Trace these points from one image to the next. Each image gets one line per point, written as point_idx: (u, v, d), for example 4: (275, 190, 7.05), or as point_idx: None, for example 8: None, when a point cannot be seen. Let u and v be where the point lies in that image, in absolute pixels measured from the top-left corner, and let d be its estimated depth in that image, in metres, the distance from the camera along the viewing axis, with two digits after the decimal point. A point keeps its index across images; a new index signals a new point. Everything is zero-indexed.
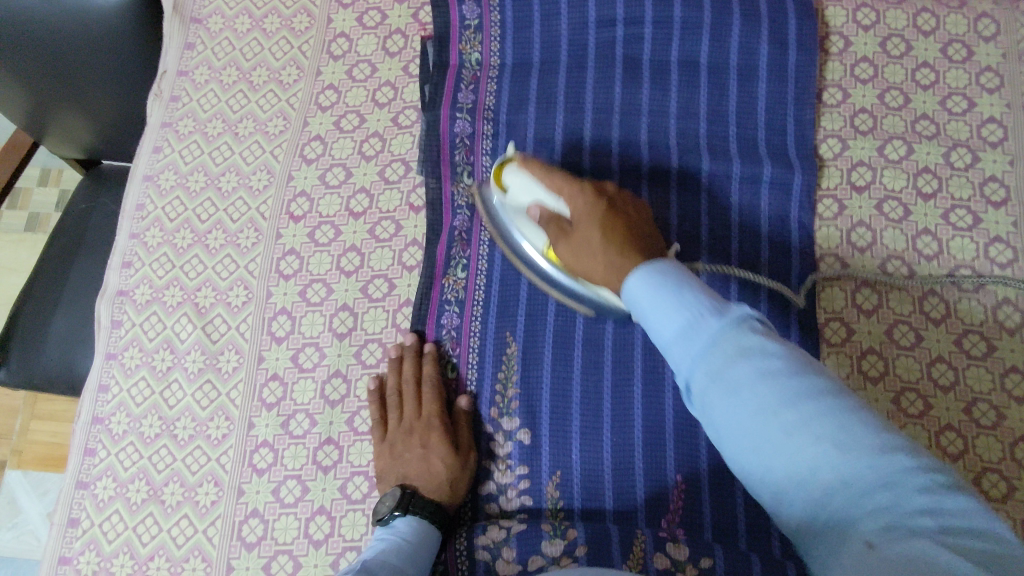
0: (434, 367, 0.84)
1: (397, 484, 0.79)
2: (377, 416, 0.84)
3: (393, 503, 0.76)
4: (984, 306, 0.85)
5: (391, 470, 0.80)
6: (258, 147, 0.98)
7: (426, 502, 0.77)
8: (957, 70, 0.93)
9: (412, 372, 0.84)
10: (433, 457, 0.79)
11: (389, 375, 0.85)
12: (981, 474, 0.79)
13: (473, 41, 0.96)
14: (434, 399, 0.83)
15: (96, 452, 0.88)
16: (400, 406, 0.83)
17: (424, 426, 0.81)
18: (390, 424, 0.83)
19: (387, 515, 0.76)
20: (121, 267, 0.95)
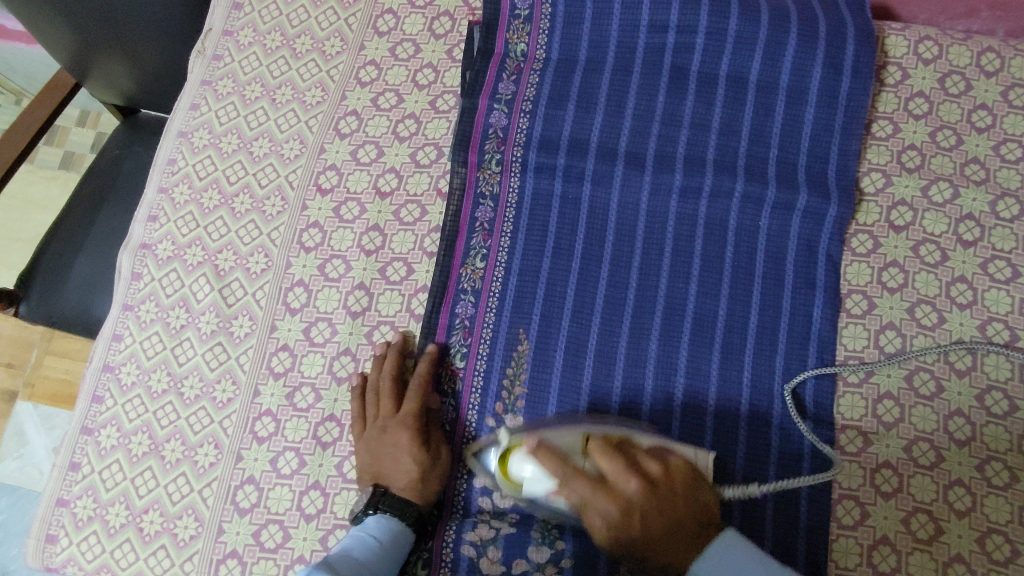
0: (427, 367, 0.84)
1: (372, 483, 0.79)
2: (357, 411, 0.83)
3: (365, 503, 0.78)
4: (1013, 364, 0.82)
5: (367, 466, 0.80)
6: (293, 115, 0.97)
7: (396, 502, 0.77)
8: (1016, 116, 0.90)
9: (392, 369, 0.84)
10: (403, 456, 0.78)
11: (372, 371, 0.85)
12: (987, 534, 0.77)
13: (520, 32, 0.94)
14: (412, 399, 0.82)
15: (103, 400, 0.89)
16: (377, 401, 0.83)
17: (396, 424, 0.80)
18: (367, 419, 0.82)
19: (359, 513, 0.77)
20: (147, 220, 0.95)
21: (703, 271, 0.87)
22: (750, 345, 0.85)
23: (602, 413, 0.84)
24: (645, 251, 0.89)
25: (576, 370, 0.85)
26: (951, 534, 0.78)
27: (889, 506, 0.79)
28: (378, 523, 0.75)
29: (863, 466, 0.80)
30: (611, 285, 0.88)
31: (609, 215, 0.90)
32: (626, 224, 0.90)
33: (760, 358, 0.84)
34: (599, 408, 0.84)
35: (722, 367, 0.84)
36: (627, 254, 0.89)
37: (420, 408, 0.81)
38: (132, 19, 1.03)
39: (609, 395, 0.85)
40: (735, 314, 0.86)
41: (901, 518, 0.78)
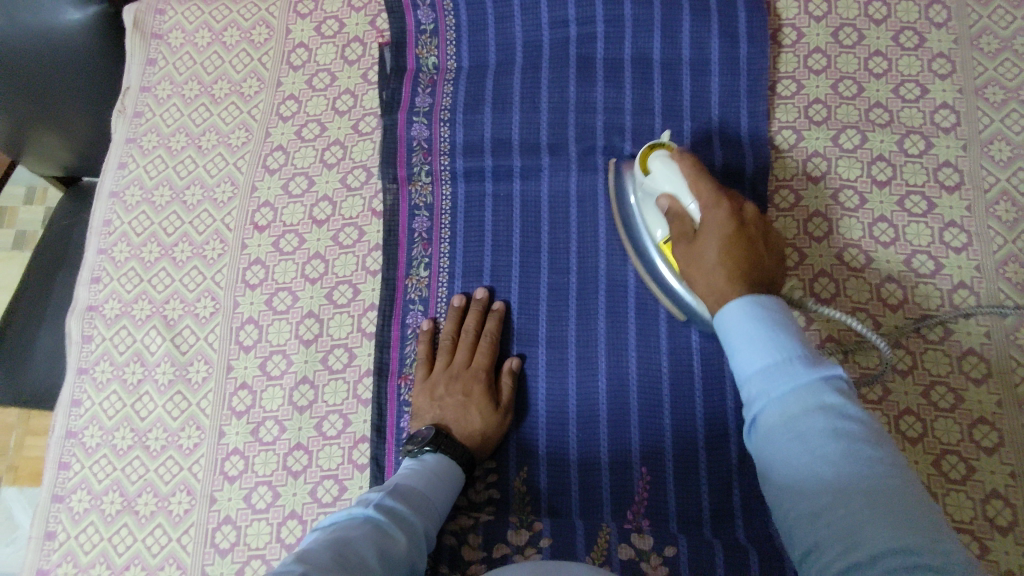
0: (497, 323, 0.87)
1: (432, 423, 0.82)
2: (424, 357, 0.88)
3: (426, 439, 0.79)
4: (941, 291, 0.86)
5: (429, 409, 0.84)
6: (221, 159, 0.99)
7: (456, 445, 0.80)
8: (910, 57, 0.94)
9: (474, 323, 0.87)
10: (472, 408, 0.83)
11: (449, 323, 0.88)
12: (941, 456, 0.81)
13: (429, 46, 0.97)
14: (486, 353, 0.86)
15: (70, 465, 0.89)
16: (451, 352, 0.87)
17: (471, 375, 0.84)
18: (436, 366, 0.87)
19: (417, 448, 0.78)
20: (91, 282, 0.96)
21: None
22: None
23: (561, 401, 0.86)
24: (580, 236, 0.91)
25: (529, 361, 0.88)
26: (908, 461, 0.81)
27: None
28: (439, 460, 0.77)
29: None
30: (552, 273, 0.90)
31: (541, 207, 0.92)
32: (559, 213, 0.92)
33: None
34: (557, 397, 0.87)
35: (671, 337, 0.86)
36: (564, 241, 0.91)
37: (491, 365, 0.86)
38: (65, 89, 1.04)
39: (565, 382, 0.87)
40: None
41: None
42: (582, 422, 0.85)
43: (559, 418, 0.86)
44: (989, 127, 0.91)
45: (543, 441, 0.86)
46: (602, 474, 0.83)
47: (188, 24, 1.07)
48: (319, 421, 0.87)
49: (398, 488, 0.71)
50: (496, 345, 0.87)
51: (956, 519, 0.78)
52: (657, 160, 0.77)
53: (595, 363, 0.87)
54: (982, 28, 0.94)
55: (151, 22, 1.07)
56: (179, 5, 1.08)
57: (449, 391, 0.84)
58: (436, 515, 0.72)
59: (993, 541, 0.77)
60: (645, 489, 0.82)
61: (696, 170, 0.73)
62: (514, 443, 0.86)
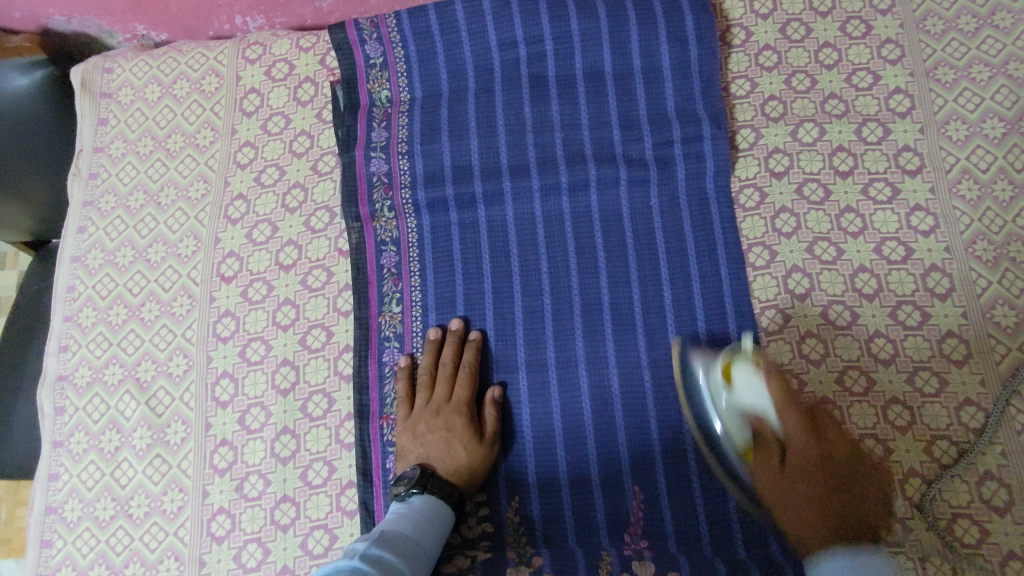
0: (475, 354, 0.86)
1: (418, 463, 0.81)
2: (405, 395, 0.86)
3: (413, 480, 0.78)
4: (914, 276, 0.86)
5: (414, 447, 0.82)
6: (182, 214, 0.97)
7: (443, 482, 0.78)
8: (859, 46, 0.95)
9: (451, 356, 0.86)
10: (456, 443, 0.81)
11: (426, 357, 0.87)
12: (931, 442, 0.80)
13: (380, 80, 0.96)
14: (466, 383, 0.85)
15: (52, 543, 0.87)
16: (431, 387, 0.86)
17: (452, 409, 0.83)
18: (418, 403, 0.85)
19: (404, 491, 0.77)
20: (59, 352, 0.94)
21: (609, 262, 0.89)
22: (670, 321, 0.87)
23: (546, 426, 0.85)
24: (550, 256, 0.90)
25: (511, 388, 0.87)
26: (899, 450, 0.80)
27: None
28: (426, 501, 0.77)
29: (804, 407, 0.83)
30: (525, 296, 0.89)
31: (508, 231, 0.92)
32: (527, 235, 0.91)
33: (684, 331, 0.86)
34: (543, 421, 0.85)
35: (650, 350, 0.86)
36: (534, 262, 0.90)
37: (472, 397, 0.85)
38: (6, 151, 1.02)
39: (549, 406, 0.86)
40: (648, 295, 0.88)
41: None
42: (569, 445, 0.84)
43: (546, 444, 0.85)
44: (944, 108, 0.91)
45: (532, 468, 0.84)
46: (595, 495, 0.82)
47: (137, 80, 1.05)
48: (304, 471, 0.86)
49: (384, 534, 0.71)
50: (476, 375, 0.86)
51: (953, 505, 0.78)
52: (739, 367, 0.78)
53: (577, 383, 0.86)
54: (926, 10, 0.95)
55: (100, 82, 1.05)
56: (126, 61, 1.06)
57: (433, 428, 0.83)
58: (426, 558, 0.72)
59: (992, 524, 0.77)
60: (640, 508, 0.81)
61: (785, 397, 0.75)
62: (504, 472, 0.85)
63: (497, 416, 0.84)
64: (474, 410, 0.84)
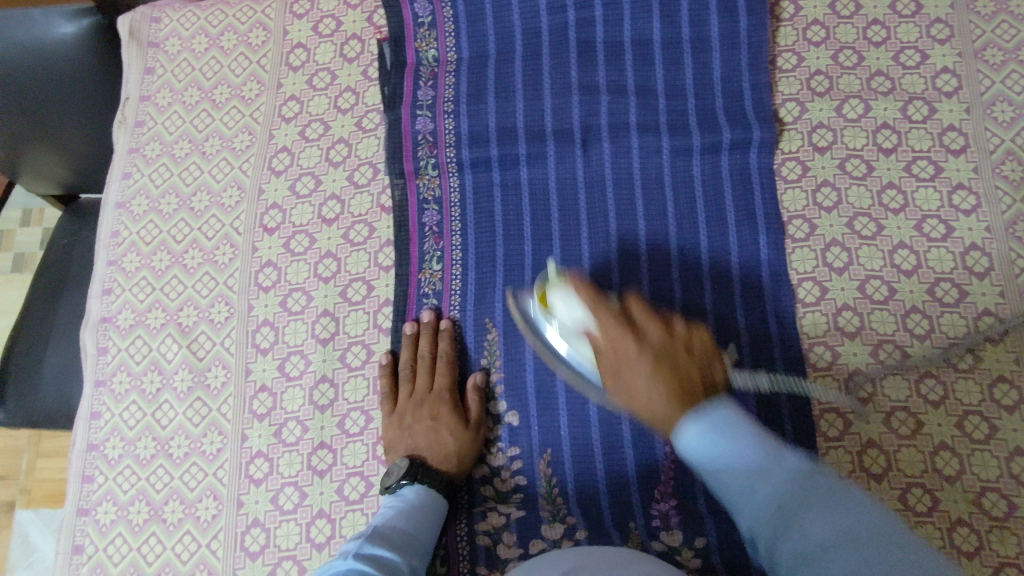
0: (451, 343, 0.88)
1: (406, 455, 0.83)
2: (387, 389, 0.87)
3: (402, 472, 0.80)
4: (953, 254, 0.86)
5: (401, 439, 0.83)
6: (226, 164, 0.99)
7: (434, 470, 0.81)
8: (908, 25, 0.95)
9: (429, 347, 0.87)
10: (442, 431, 0.83)
11: (404, 350, 0.88)
12: (963, 417, 0.81)
13: (428, 39, 0.97)
14: (446, 372, 0.87)
15: (94, 478, 0.89)
16: (412, 379, 0.87)
17: (436, 399, 0.85)
18: (401, 397, 0.86)
19: (394, 483, 0.79)
20: (102, 294, 0.96)
21: (648, 229, 0.90)
22: (708, 288, 0.88)
23: None
24: (590, 221, 0.91)
25: None
26: (930, 424, 0.81)
27: (869, 411, 0.83)
28: (418, 493, 0.79)
29: (837, 378, 0.84)
30: (564, 257, 0.90)
31: (549, 193, 0.93)
32: (568, 197, 0.92)
33: (720, 300, 0.87)
34: None
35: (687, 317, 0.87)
36: (574, 226, 0.91)
37: (453, 383, 0.87)
38: (1, 93, 0.98)
39: None
40: (687, 263, 0.89)
41: (881, 419, 0.82)
42: (602, 402, 0.85)
43: (579, 401, 0.85)
44: (991, 89, 0.91)
45: (564, 422, 0.85)
46: (626, 452, 0.83)
47: (184, 31, 1.06)
48: (341, 419, 0.87)
49: (378, 530, 0.74)
50: (454, 364, 0.88)
51: (982, 479, 0.79)
52: (553, 292, 0.80)
53: None
54: None
55: (147, 31, 1.06)
56: (174, 12, 1.07)
57: (418, 418, 0.84)
58: (422, 549, 0.75)
59: (1020, 498, 0.78)
60: (672, 465, 0.81)
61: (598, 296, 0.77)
62: (535, 428, 0.86)
63: (480, 402, 0.86)
64: (456, 396, 0.86)
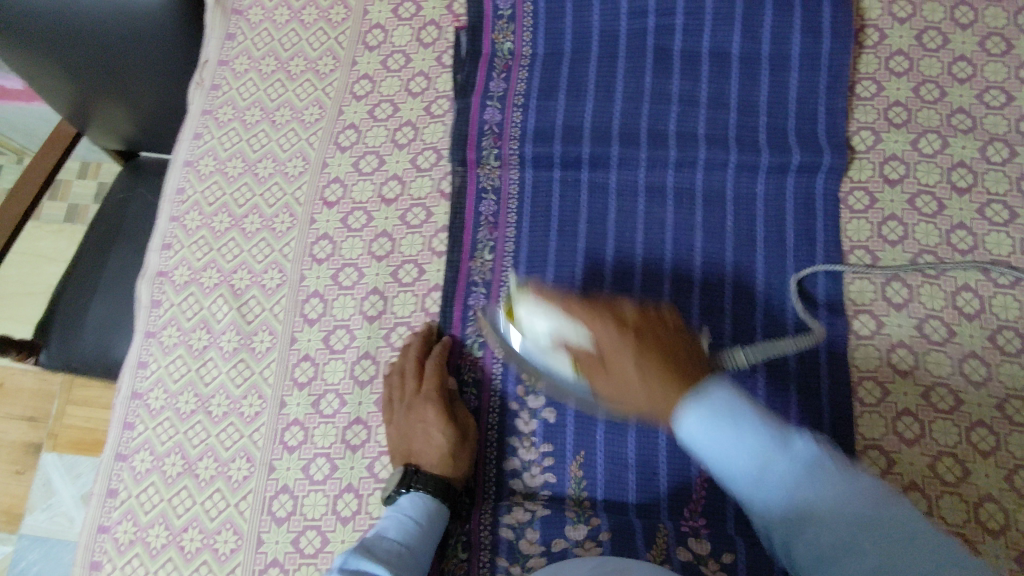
0: (440, 348, 0.87)
1: (403, 463, 0.82)
2: (386, 396, 0.87)
3: (399, 481, 0.79)
4: (1020, 303, 0.84)
5: (398, 448, 0.83)
6: (294, 135, 1.00)
7: (430, 474, 0.79)
8: (996, 64, 0.92)
9: (420, 353, 0.87)
10: (433, 433, 0.81)
11: (399, 358, 0.88)
12: (1013, 470, 0.79)
13: (506, 32, 0.97)
14: (436, 375, 0.85)
15: (134, 426, 0.91)
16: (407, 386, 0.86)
17: (425, 402, 0.83)
18: (393, 400, 0.85)
19: (393, 492, 0.79)
20: (161, 249, 0.98)
21: (706, 243, 0.89)
22: (760, 308, 0.86)
23: None
24: (647, 228, 0.91)
25: None
26: (978, 474, 0.79)
27: (914, 452, 0.80)
28: (412, 501, 0.78)
29: (885, 415, 0.82)
30: (618, 261, 0.90)
31: (609, 196, 0.92)
32: (627, 203, 0.92)
33: (771, 322, 0.86)
34: None
35: (735, 335, 0.86)
36: (630, 231, 0.91)
37: (444, 386, 0.85)
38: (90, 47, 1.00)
39: None
40: (741, 281, 0.87)
41: (926, 463, 0.80)
42: None
43: None
44: None
45: (600, 426, 0.85)
46: (660, 465, 0.83)
47: (267, 0, 1.08)
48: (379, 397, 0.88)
49: (366, 542, 0.72)
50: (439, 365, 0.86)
51: None
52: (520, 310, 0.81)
53: None
54: None
55: None
56: None
57: (410, 425, 0.83)
58: (413, 563, 0.73)
59: None
60: (703, 485, 0.81)
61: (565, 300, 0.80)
62: (571, 428, 0.85)
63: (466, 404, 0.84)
64: (446, 398, 0.84)
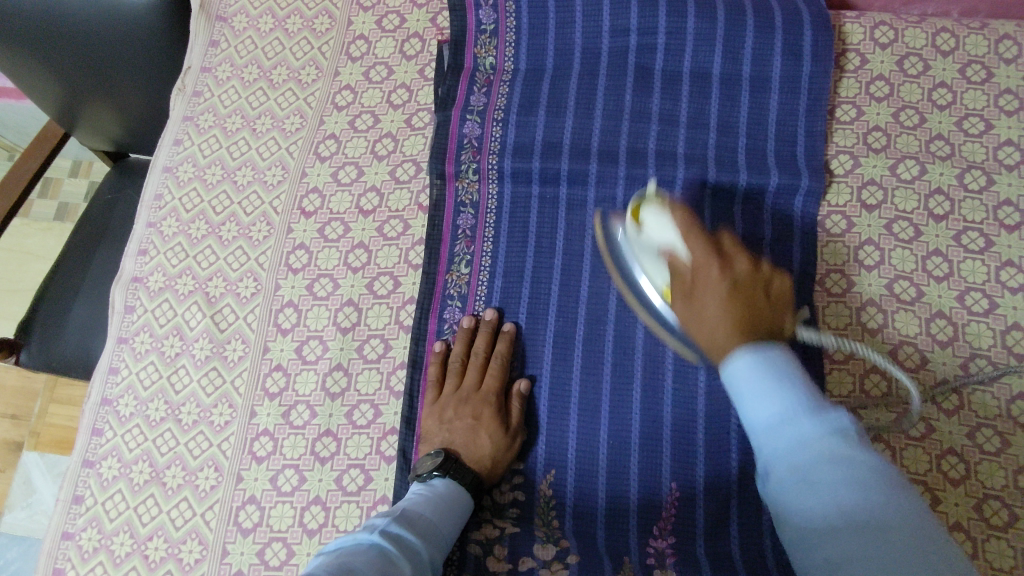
0: (508, 346, 0.87)
1: (440, 448, 0.81)
2: (436, 378, 0.87)
3: (436, 464, 0.78)
4: (993, 331, 0.83)
5: (436, 432, 0.83)
6: (274, 143, 1.00)
7: (466, 470, 0.79)
8: (975, 92, 0.92)
9: (484, 345, 0.87)
10: (482, 432, 0.81)
11: (457, 343, 0.88)
12: (983, 500, 0.78)
13: (488, 46, 0.97)
14: (497, 375, 0.85)
15: (103, 432, 0.90)
16: (461, 374, 0.86)
17: (482, 399, 0.83)
18: (446, 389, 0.86)
19: (426, 473, 0.78)
20: (138, 254, 0.98)
21: None
22: None
23: (593, 404, 0.85)
24: None
25: (564, 365, 0.87)
26: (948, 502, 0.78)
27: None
28: (448, 486, 0.77)
29: None
30: (594, 278, 0.89)
31: (587, 212, 0.92)
32: None
33: None
34: (591, 400, 0.85)
35: None
36: None
37: (501, 387, 0.85)
38: (72, 54, 1.00)
39: (600, 388, 0.85)
40: None
41: None
42: (612, 432, 0.84)
43: (590, 424, 0.84)
44: None
45: (572, 445, 0.84)
46: (631, 484, 0.82)
47: (252, 9, 1.09)
48: (350, 409, 0.87)
49: (406, 514, 0.70)
50: (507, 368, 0.87)
51: (996, 566, 0.76)
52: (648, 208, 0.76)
53: (631, 374, 0.85)
54: None
55: (217, 5, 1.09)
56: None
57: (459, 414, 0.83)
58: (442, 543, 0.71)
59: None
60: (674, 505, 0.81)
61: (690, 223, 0.71)
62: (543, 446, 0.85)
63: (522, 409, 0.85)
64: (502, 400, 0.85)
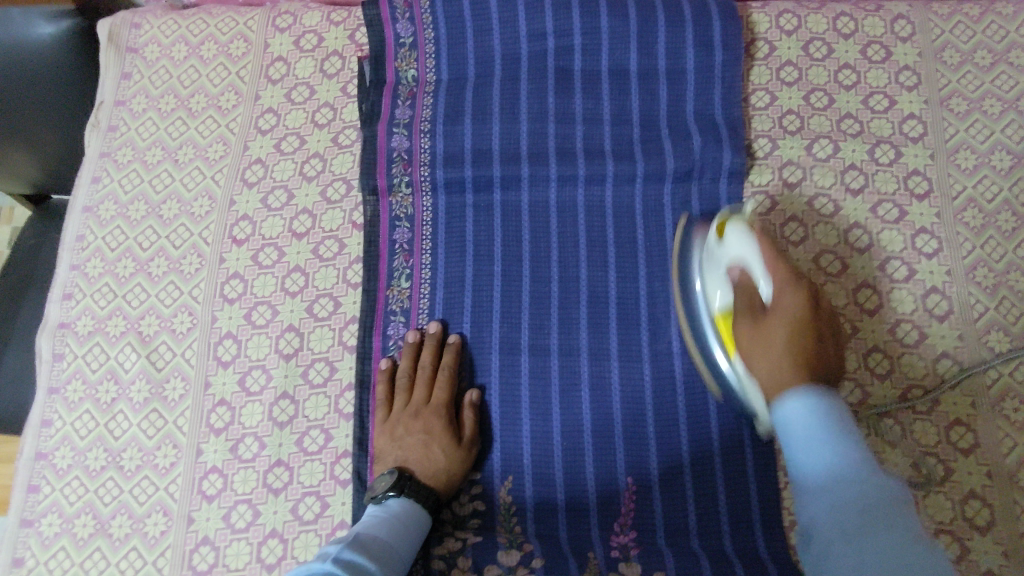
0: (454, 357, 0.86)
1: (394, 467, 0.81)
2: (384, 396, 0.86)
3: (389, 484, 0.78)
4: (915, 296, 0.88)
5: (390, 450, 0.82)
6: (198, 173, 0.98)
7: (421, 486, 0.78)
8: (877, 70, 0.97)
9: (430, 358, 0.86)
10: (434, 445, 0.81)
11: (403, 359, 0.87)
12: (920, 457, 0.82)
13: (408, 59, 0.97)
14: (445, 386, 0.85)
15: (39, 488, 0.86)
16: (410, 389, 0.86)
17: (432, 413, 0.83)
18: (396, 406, 0.85)
19: (381, 494, 0.77)
20: (62, 299, 0.94)
21: (618, 256, 0.91)
22: (674, 317, 0.88)
23: (544, 405, 0.86)
24: (561, 245, 0.91)
25: (512, 369, 0.87)
26: (888, 463, 0.82)
27: None
28: (403, 505, 0.77)
29: None
30: (534, 281, 0.90)
31: (522, 216, 0.93)
32: (540, 223, 0.93)
33: None
34: (542, 402, 0.86)
35: (652, 346, 0.87)
36: (545, 249, 0.91)
37: (451, 398, 0.85)
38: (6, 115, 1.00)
39: (549, 390, 0.86)
40: (655, 292, 0.89)
41: None
42: (566, 432, 0.85)
43: (543, 426, 0.85)
44: (955, 137, 0.94)
45: (527, 449, 0.85)
46: (587, 482, 0.83)
47: (164, 38, 1.05)
48: (300, 437, 0.86)
49: (359, 537, 0.70)
50: (455, 378, 0.86)
51: (936, 520, 0.79)
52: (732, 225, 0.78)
53: (578, 373, 0.86)
54: (944, 41, 0.98)
55: (127, 36, 1.05)
56: (154, 18, 1.06)
57: (410, 430, 0.83)
58: (400, 563, 0.72)
59: (973, 542, 0.78)
60: (632, 499, 0.82)
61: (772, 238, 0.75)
62: (498, 453, 0.85)
63: (475, 419, 0.84)
64: (452, 411, 0.84)
